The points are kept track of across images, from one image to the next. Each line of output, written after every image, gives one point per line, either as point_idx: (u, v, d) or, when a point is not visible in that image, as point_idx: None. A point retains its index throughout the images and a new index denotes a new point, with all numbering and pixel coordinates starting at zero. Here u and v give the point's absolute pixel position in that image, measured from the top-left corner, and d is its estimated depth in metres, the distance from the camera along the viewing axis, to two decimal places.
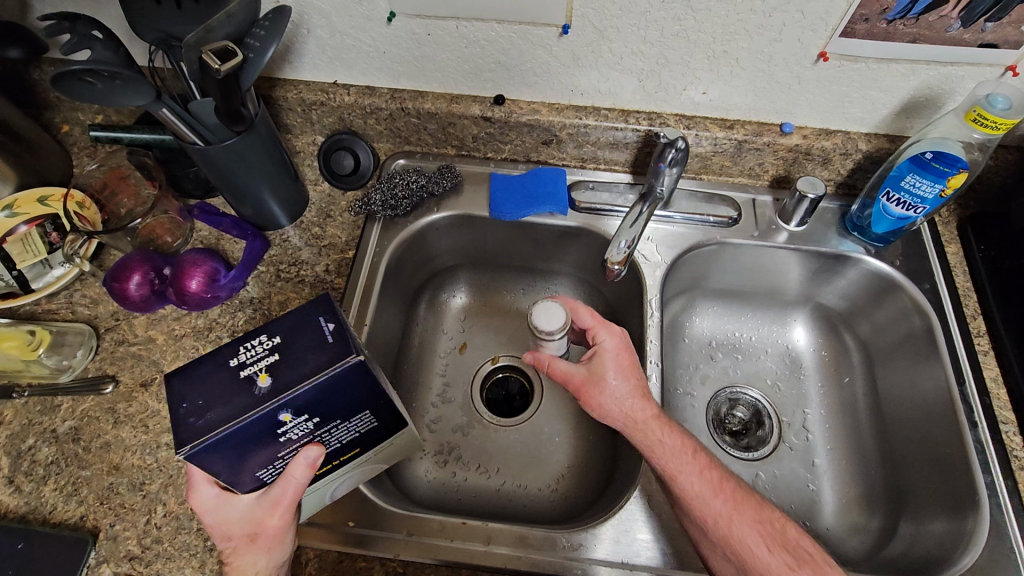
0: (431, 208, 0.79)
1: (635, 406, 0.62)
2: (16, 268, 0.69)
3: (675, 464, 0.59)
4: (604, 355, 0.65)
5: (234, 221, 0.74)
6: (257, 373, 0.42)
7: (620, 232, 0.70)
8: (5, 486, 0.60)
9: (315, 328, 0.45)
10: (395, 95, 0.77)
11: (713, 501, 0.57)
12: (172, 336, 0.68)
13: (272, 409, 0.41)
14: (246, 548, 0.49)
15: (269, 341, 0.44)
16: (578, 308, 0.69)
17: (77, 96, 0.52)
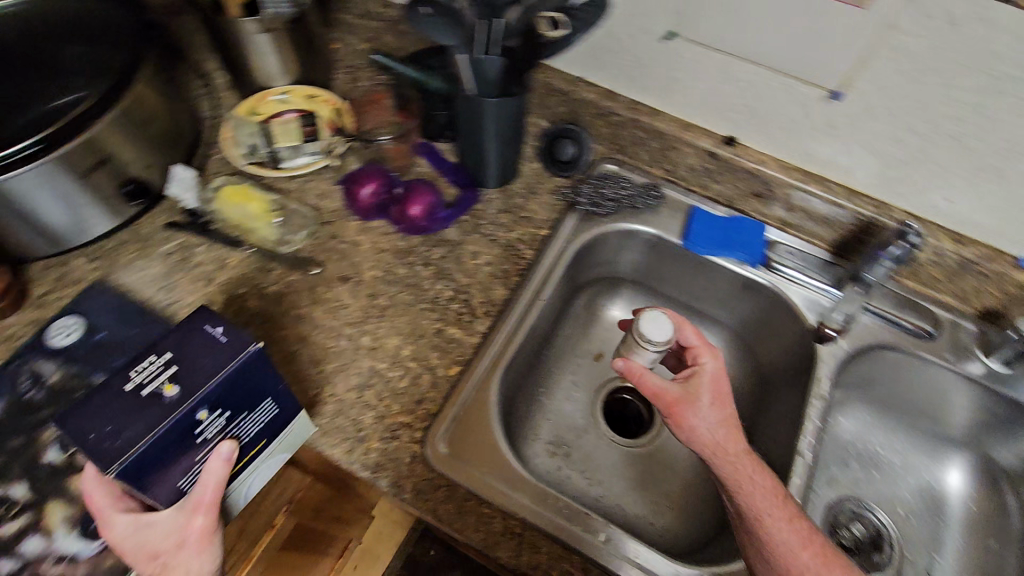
0: (628, 217, 0.81)
1: (729, 435, 0.57)
2: (273, 146, 0.79)
3: (764, 508, 0.55)
4: (703, 376, 0.61)
5: (454, 168, 0.82)
6: (160, 386, 0.45)
7: (836, 303, 0.74)
8: (214, 317, 0.68)
9: (204, 336, 0.48)
10: (632, 105, 0.80)
11: (801, 555, 0.54)
12: (375, 247, 0.75)
13: (188, 410, 0.44)
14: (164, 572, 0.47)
15: (161, 357, 0.46)
16: (684, 325, 0.65)
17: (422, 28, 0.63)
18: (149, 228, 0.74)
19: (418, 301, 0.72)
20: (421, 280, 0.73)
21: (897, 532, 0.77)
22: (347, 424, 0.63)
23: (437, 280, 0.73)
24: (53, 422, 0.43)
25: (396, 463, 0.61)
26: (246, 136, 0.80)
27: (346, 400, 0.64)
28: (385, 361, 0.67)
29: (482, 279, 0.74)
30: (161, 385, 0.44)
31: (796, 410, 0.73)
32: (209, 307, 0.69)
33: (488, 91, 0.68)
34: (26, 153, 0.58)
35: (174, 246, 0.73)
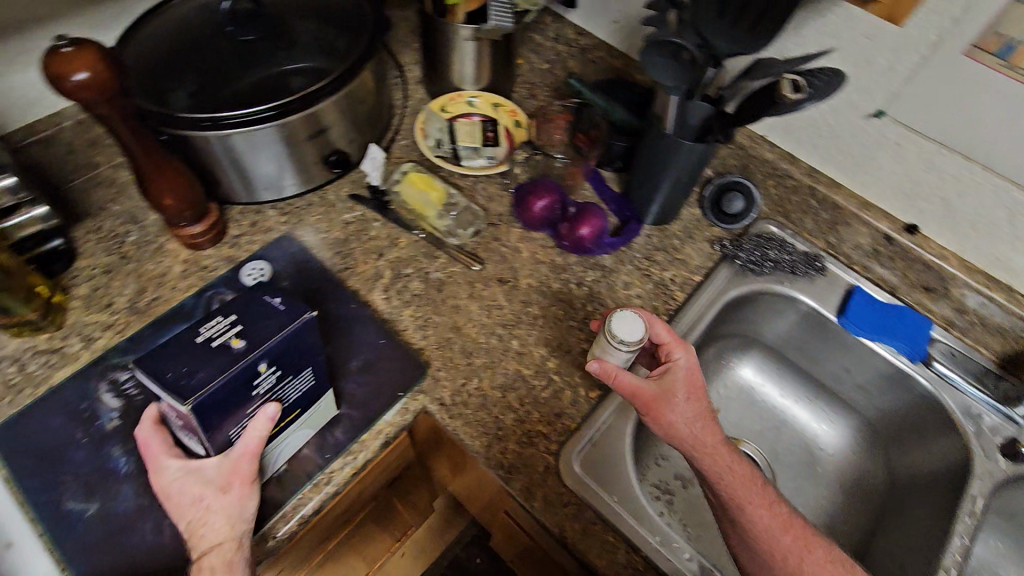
0: (783, 280, 0.80)
1: (705, 428, 0.58)
2: (456, 144, 0.84)
3: (745, 495, 0.58)
4: (678, 372, 0.61)
5: (616, 198, 0.83)
6: (228, 339, 0.45)
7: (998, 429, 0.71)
8: (379, 290, 0.72)
9: (264, 302, 0.48)
10: (813, 174, 0.80)
11: (783, 536, 0.58)
12: (534, 257, 0.77)
13: (254, 360, 0.44)
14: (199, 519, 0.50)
15: (228, 317, 0.46)
16: (656, 322, 0.64)
17: (649, 64, 0.62)
18: (335, 196, 0.80)
19: (568, 317, 0.73)
20: (573, 298, 0.75)
21: None
22: (489, 420, 0.65)
23: (589, 301, 0.75)
24: (130, 368, 0.44)
25: (530, 470, 0.62)
26: (434, 130, 0.85)
27: (490, 396, 0.66)
28: (532, 367, 0.69)
29: (632, 311, 0.75)
30: (229, 337, 0.44)
31: (936, 521, 0.70)
32: (378, 279, 0.73)
33: (683, 133, 0.69)
34: (264, 117, 0.64)
35: (355, 216, 0.78)
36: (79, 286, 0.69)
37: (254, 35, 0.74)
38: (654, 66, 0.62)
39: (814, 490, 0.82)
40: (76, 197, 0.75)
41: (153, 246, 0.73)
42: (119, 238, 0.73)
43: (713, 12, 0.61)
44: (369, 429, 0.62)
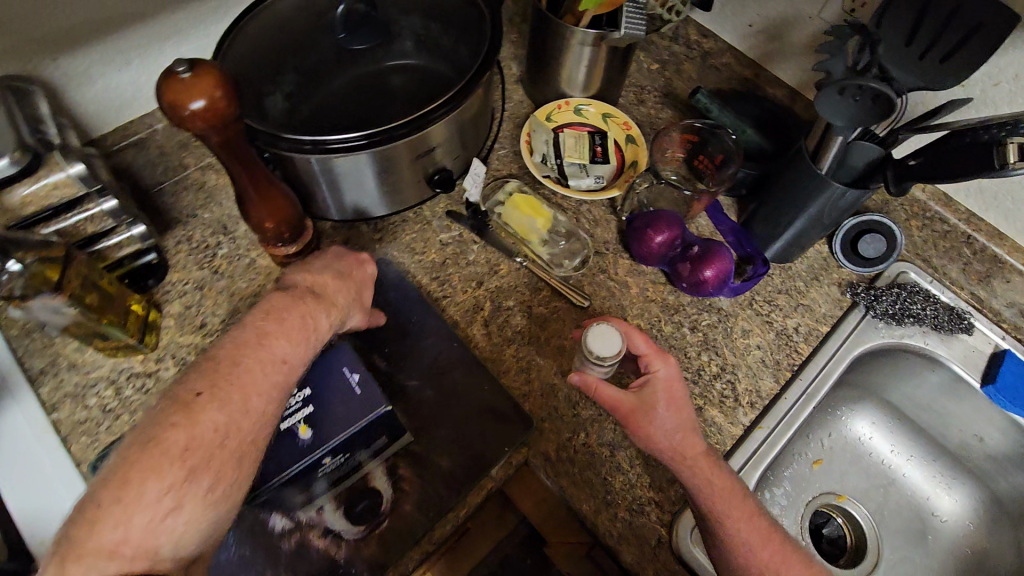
0: (918, 335, 0.72)
1: (686, 440, 0.54)
2: (561, 159, 0.77)
3: (723, 507, 0.52)
4: (658, 385, 0.56)
5: (735, 229, 0.75)
6: (296, 424, 0.45)
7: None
8: (479, 324, 0.67)
9: (342, 378, 0.47)
10: (971, 220, 0.73)
11: (763, 551, 0.52)
12: (644, 295, 0.71)
13: (317, 457, 0.46)
14: (347, 290, 0.56)
15: (300, 393, 0.46)
16: (633, 331, 0.58)
17: (824, 104, 0.53)
18: (431, 212, 0.74)
19: (680, 367, 0.67)
20: (687, 345, 0.68)
21: None
22: (596, 482, 0.60)
23: (704, 349, 0.68)
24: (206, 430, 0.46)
25: (640, 542, 0.58)
26: (541, 143, 0.78)
27: (598, 454, 0.61)
28: None
29: (750, 363, 0.68)
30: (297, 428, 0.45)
31: None
32: (477, 311, 0.68)
33: (840, 173, 0.61)
34: (358, 144, 0.58)
35: (452, 237, 0.73)
36: (171, 303, 0.65)
37: (365, 44, 0.68)
38: (829, 105, 0.53)
39: (924, 561, 0.75)
40: (165, 201, 0.71)
41: (244, 261, 0.69)
42: (210, 250, 0.69)
43: (897, 43, 0.54)
44: (474, 485, 0.57)
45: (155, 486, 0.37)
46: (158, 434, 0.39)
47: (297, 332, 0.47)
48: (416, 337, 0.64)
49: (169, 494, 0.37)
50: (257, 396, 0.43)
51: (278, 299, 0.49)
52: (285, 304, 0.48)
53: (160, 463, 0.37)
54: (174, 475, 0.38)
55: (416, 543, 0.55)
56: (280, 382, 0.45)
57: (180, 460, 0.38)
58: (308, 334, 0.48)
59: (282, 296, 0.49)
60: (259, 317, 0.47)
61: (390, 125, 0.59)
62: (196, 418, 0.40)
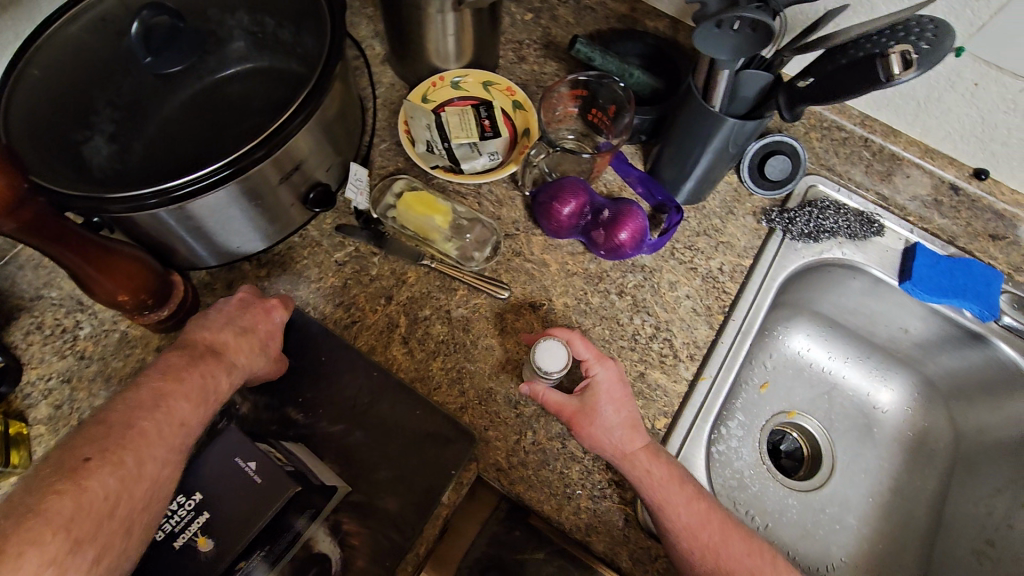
0: (835, 247, 0.72)
1: (624, 436, 0.55)
2: (449, 142, 0.70)
3: (662, 495, 0.53)
4: (599, 387, 0.57)
5: (642, 177, 0.72)
6: (195, 537, 0.46)
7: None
8: (399, 343, 0.62)
9: (234, 470, 0.48)
10: (866, 122, 0.73)
11: (704, 533, 0.53)
12: (564, 269, 0.67)
13: (228, 563, 0.45)
14: (249, 346, 0.52)
15: (190, 501, 0.46)
16: (574, 338, 0.58)
17: (703, 42, 0.49)
18: (319, 231, 0.67)
19: (615, 337, 0.64)
20: (618, 312, 0.66)
21: None
22: (553, 479, 0.58)
23: (635, 312, 0.66)
24: None
25: (608, 527, 0.56)
26: (421, 129, 0.71)
27: (550, 450, 0.58)
28: None
29: (683, 315, 0.66)
30: (195, 540, 0.45)
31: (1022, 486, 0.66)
32: (393, 329, 0.63)
33: (736, 107, 0.58)
34: (217, 177, 0.50)
35: (347, 254, 0.66)
36: (36, 406, 0.56)
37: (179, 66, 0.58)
38: (707, 40, 0.49)
39: (874, 454, 0.78)
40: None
41: (113, 337, 0.60)
42: (69, 333, 0.59)
43: None
44: (428, 520, 0.54)
45: (35, 558, 0.34)
46: (39, 503, 0.36)
47: (195, 399, 0.46)
48: (332, 375, 0.59)
49: (48, 567, 0.35)
50: (151, 460, 0.42)
51: (172, 358, 0.48)
52: (182, 365, 0.47)
53: (41, 537, 0.35)
54: (56, 546, 0.35)
55: None
56: (179, 444, 0.44)
57: (63, 531, 0.36)
58: (210, 398, 0.47)
59: (178, 355, 0.48)
60: (156, 377, 0.46)
61: (245, 147, 0.50)
62: (83, 484, 0.38)
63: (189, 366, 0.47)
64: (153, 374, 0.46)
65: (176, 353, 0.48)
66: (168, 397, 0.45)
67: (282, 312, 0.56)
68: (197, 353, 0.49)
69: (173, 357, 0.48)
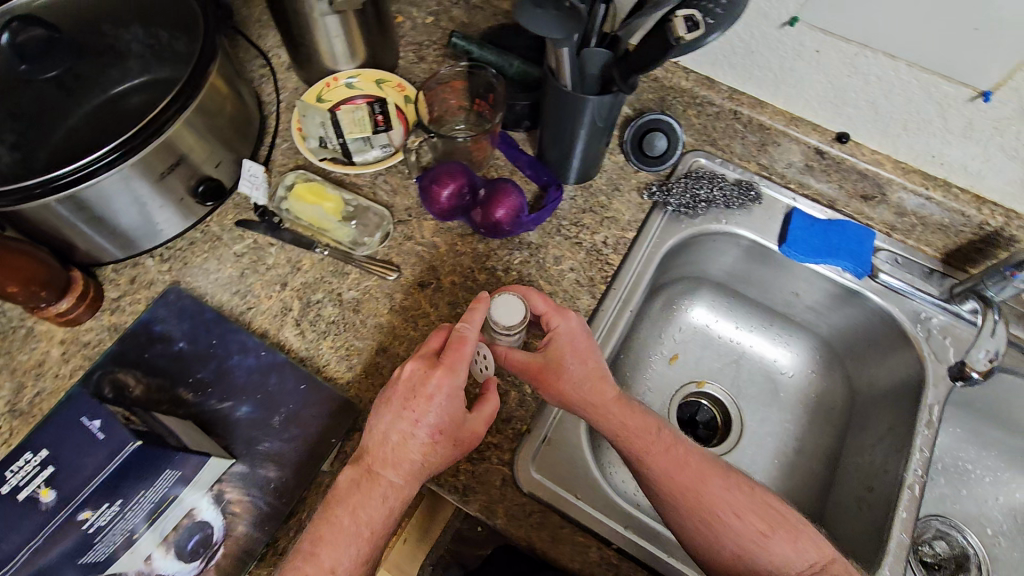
0: (719, 218, 0.76)
1: (592, 389, 0.57)
2: (344, 136, 0.74)
3: (638, 446, 0.56)
4: (561, 340, 0.58)
5: (530, 161, 0.76)
6: (39, 489, 0.50)
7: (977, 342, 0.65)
8: (291, 326, 0.65)
9: (81, 429, 0.52)
10: (733, 96, 0.74)
11: (682, 475, 0.55)
12: (454, 250, 0.71)
13: (69, 510, 0.49)
14: (413, 451, 0.52)
15: (37, 457, 0.52)
16: (532, 292, 0.59)
17: (528, 20, 0.53)
18: (220, 226, 0.71)
19: None
20: (503, 287, 0.69)
21: (984, 553, 0.76)
22: None
23: (519, 286, 0.69)
24: None
25: (485, 487, 0.59)
26: (315, 126, 0.75)
27: None
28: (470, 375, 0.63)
29: (566, 287, 0.70)
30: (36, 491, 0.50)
31: (898, 433, 0.68)
32: (286, 313, 0.66)
33: (587, 86, 0.62)
34: (106, 161, 0.54)
35: (246, 246, 0.70)
36: None
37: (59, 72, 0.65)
38: (532, 20, 0.53)
39: (779, 416, 0.80)
40: None
41: (21, 332, 0.64)
42: None
43: None
44: (308, 486, 0.57)
45: None
46: None
47: (347, 535, 0.50)
48: (222, 357, 0.62)
49: None
50: None
51: (345, 476, 0.52)
52: (348, 489, 0.52)
53: None
54: None
55: (259, 560, 0.54)
56: None
57: None
58: (354, 526, 0.50)
59: (351, 467, 0.53)
60: (318, 516, 0.51)
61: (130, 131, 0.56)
62: None
63: (349, 494, 0.51)
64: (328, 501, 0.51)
65: (350, 469, 0.52)
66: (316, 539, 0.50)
67: (444, 385, 0.52)
68: (370, 462, 0.52)
69: (344, 473, 0.52)
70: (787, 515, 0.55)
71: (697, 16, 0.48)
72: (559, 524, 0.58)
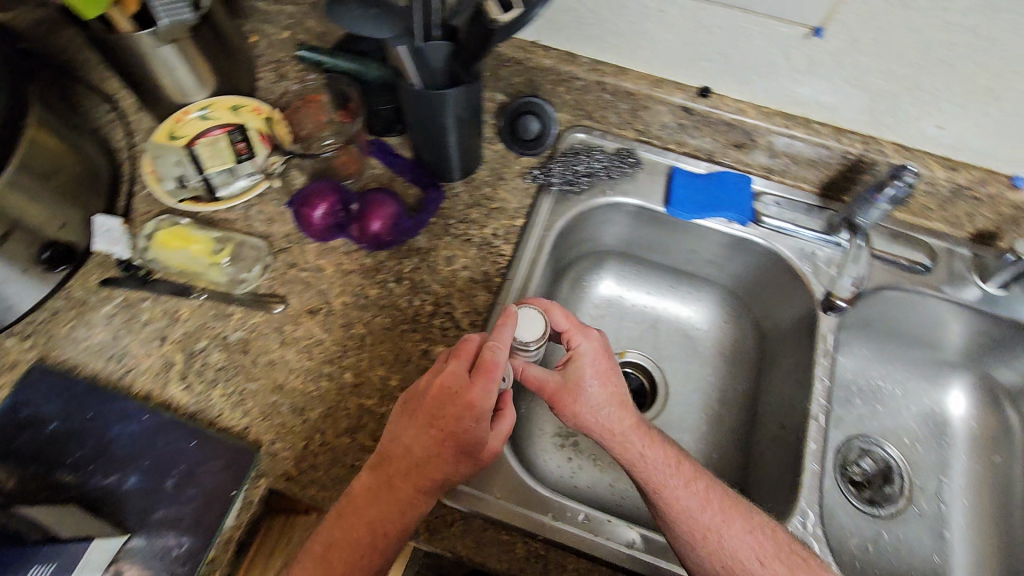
0: (606, 190, 0.76)
1: (612, 416, 0.58)
2: (204, 172, 0.70)
3: (657, 478, 0.56)
4: (581, 359, 0.59)
5: (409, 165, 0.74)
6: None
7: (844, 268, 0.72)
8: (177, 381, 0.62)
9: None
10: (596, 67, 0.73)
11: (703, 514, 0.54)
12: (340, 270, 0.69)
13: None
14: (438, 470, 0.52)
15: None
16: (553, 308, 0.61)
17: (347, 19, 0.50)
18: (83, 290, 0.66)
19: (396, 323, 0.66)
20: (397, 299, 0.67)
21: (905, 462, 0.79)
22: (346, 473, 0.58)
23: (414, 295, 0.68)
24: None
25: None
26: (171, 167, 0.70)
27: (340, 447, 0.59)
28: (374, 396, 0.62)
29: (462, 286, 0.69)
30: None
31: (802, 366, 0.70)
32: (169, 368, 0.63)
33: (438, 80, 0.60)
34: None
35: (116, 306, 0.66)
36: None
37: None
38: (353, 20, 0.50)
39: (699, 370, 0.81)
40: None
41: None
42: None
43: None
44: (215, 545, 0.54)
45: None
46: None
47: (360, 543, 0.51)
48: (103, 429, 0.58)
49: None
50: None
51: (367, 479, 0.53)
52: (367, 497, 0.52)
53: None
54: None
55: None
56: None
57: None
58: (368, 536, 0.51)
59: (373, 470, 0.53)
60: (334, 522, 0.52)
61: None
62: None
63: (369, 503, 0.52)
64: (345, 506, 0.52)
65: (371, 473, 0.53)
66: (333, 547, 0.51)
67: (477, 415, 0.51)
68: (391, 471, 0.52)
69: (366, 477, 0.53)
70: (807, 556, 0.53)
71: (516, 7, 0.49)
72: (481, 527, 0.57)
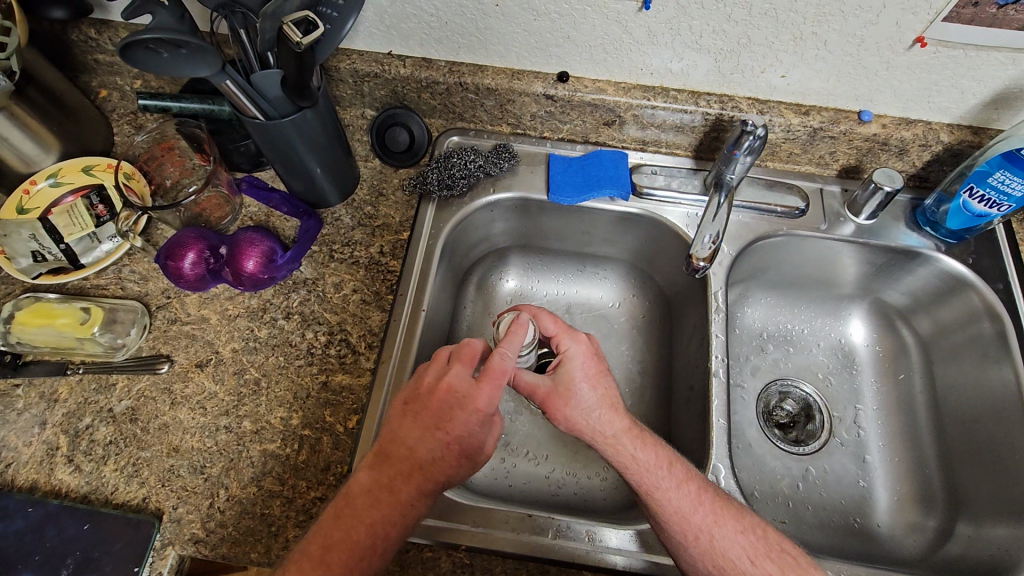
0: (488, 188, 0.76)
1: (602, 419, 0.58)
2: (63, 241, 0.67)
3: (651, 480, 0.55)
4: (569, 362, 0.60)
5: (284, 197, 0.72)
6: None
7: (703, 225, 0.69)
8: (64, 465, 0.59)
9: None
10: (453, 68, 0.73)
11: (695, 515, 0.54)
12: (226, 316, 0.67)
13: None
14: (442, 469, 0.50)
15: None
16: (542, 314, 0.63)
17: (145, 66, 0.47)
18: None
19: (291, 360, 0.64)
20: (288, 335, 0.66)
21: (821, 398, 0.81)
22: (257, 524, 0.56)
23: (305, 327, 0.66)
24: None
25: None
26: (23, 242, 0.66)
27: (246, 498, 0.57)
28: (277, 439, 0.60)
29: (354, 310, 0.67)
30: None
31: (702, 327, 0.72)
32: (53, 453, 0.59)
33: (281, 108, 0.58)
34: None
35: None
36: None
37: None
38: (155, 64, 0.47)
39: (615, 346, 0.82)
40: None
41: None
42: None
43: None
44: None
45: None
46: None
47: (359, 547, 0.47)
48: None
49: None
50: None
51: (366, 478, 0.50)
52: (367, 498, 0.49)
53: None
54: None
55: None
56: None
57: None
58: (368, 540, 0.47)
59: (373, 468, 0.50)
60: (329, 524, 0.48)
61: None
62: None
63: (369, 504, 0.48)
64: (344, 506, 0.48)
65: (372, 473, 0.50)
66: (327, 552, 0.46)
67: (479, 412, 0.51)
68: (393, 472, 0.50)
69: (363, 477, 0.50)
70: (796, 556, 0.54)
71: (321, 23, 0.49)
72: (404, 549, 0.57)
